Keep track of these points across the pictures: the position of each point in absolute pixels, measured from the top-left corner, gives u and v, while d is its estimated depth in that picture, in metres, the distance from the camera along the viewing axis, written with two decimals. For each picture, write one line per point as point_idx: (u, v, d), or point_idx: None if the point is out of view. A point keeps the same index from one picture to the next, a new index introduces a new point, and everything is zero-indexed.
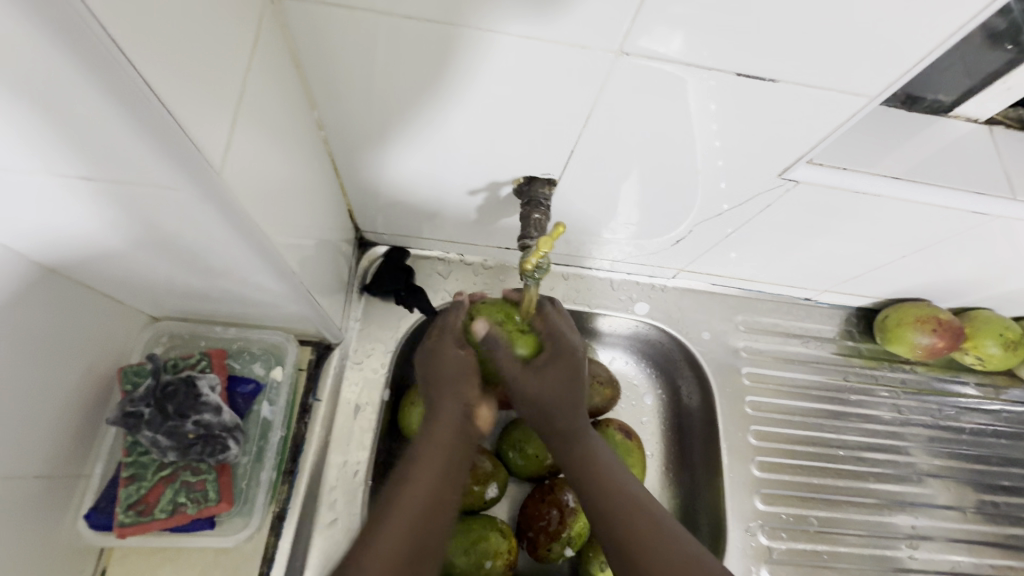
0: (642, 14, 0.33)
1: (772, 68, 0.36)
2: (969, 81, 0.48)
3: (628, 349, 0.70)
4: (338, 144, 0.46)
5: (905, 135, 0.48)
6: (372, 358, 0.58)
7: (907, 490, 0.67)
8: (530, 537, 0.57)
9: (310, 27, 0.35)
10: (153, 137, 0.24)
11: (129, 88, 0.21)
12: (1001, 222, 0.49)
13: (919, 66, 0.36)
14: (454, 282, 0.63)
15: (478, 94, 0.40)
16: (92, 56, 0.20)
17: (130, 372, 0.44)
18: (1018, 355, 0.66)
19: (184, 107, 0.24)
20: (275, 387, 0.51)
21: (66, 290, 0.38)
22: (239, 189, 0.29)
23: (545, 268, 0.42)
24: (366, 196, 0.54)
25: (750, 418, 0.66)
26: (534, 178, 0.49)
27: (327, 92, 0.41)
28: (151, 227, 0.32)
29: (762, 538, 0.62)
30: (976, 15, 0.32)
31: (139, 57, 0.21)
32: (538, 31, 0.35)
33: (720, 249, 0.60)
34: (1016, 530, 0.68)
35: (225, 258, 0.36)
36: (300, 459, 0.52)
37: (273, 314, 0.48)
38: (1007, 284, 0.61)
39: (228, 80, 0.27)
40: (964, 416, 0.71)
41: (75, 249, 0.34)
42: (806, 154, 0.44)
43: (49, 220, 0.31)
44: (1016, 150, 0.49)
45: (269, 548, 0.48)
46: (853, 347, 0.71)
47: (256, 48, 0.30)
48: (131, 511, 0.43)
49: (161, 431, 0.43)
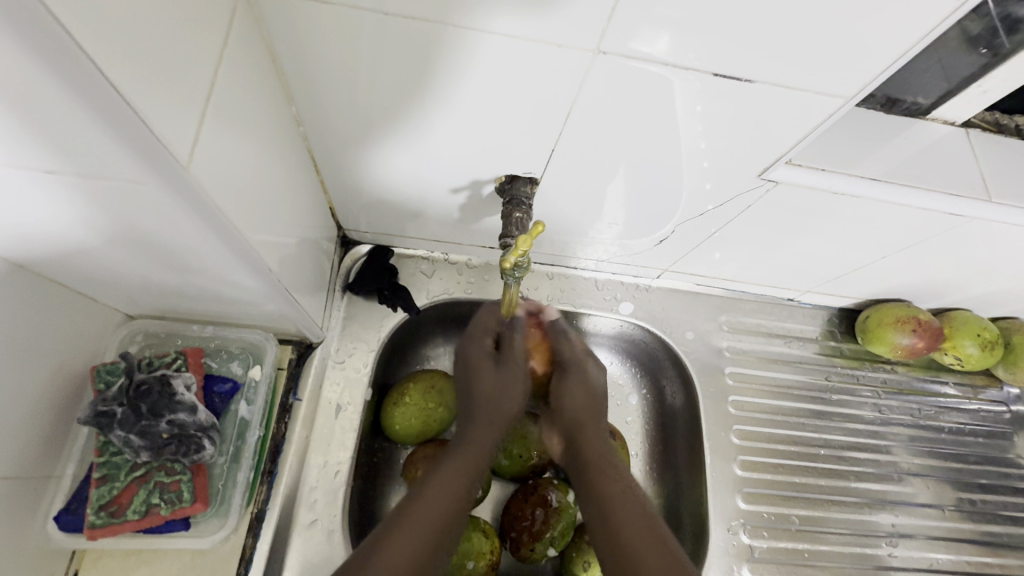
0: (621, 12, 0.33)
1: (750, 69, 0.37)
2: (946, 84, 0.49)
3: (613, 349, 0.71)
4: (318, 141, 0.46)
5: (883, 137, 0.49)
6: (355, 358, 0.57)
7: (887, 489, 0.68)
8: (512, 537, 0.57)
9: (285, 21, 0.35)
10: (116, 131, 0.23)
11: (88, 79, 0.21)
12: (978, 223, 0.49)
13: (893, 68, 0.36)
14: (438, 281, 0.63)
15: (458, 91, 0.40)
16: (50, 47, 0.20)
17: (103, 372, 0.44)
18: (996, 355, 0.67)
19: (149, 103, 0.23)
20: (253, 387, 0.50)
21: (37, 289, 0.37)
22: (210, 184, 0.29)
23: (524, 267, 0.43)
24: (348, 194, 0.53)
25: (733, 418, 0.67)
26: (516, 177, 0.49)
27: (306, 88, 0.40)
28: (123, 224, 0.31)
29: (744, 536, 0.62)
30: (947, 17, 0.32)
31: (97, 50, 0.20)
32: (518, 30, 0.35)
33: (704, 249, 0.60)
34: (994, 528, 0.69)
35: (198, 256, 0.35)
36: (279, 459, 0.51)
37: (251, 312, 0.47)
38: (985, 285, 0.62)
39: (197, 75, 0.27)
40: (943, 415, 0.72)
41: (45, 246, 0.34)
42: (785, 155, 0.44)
43: (16, 217, 0.30)
44: (992, 153, 0.50)
45: (246, 550, 0.47)
46: (835, 347, 0.72)
47: (228, 42, 0.30)
48: (103, 512, 0.42)
49: (134, 431, 0.42)
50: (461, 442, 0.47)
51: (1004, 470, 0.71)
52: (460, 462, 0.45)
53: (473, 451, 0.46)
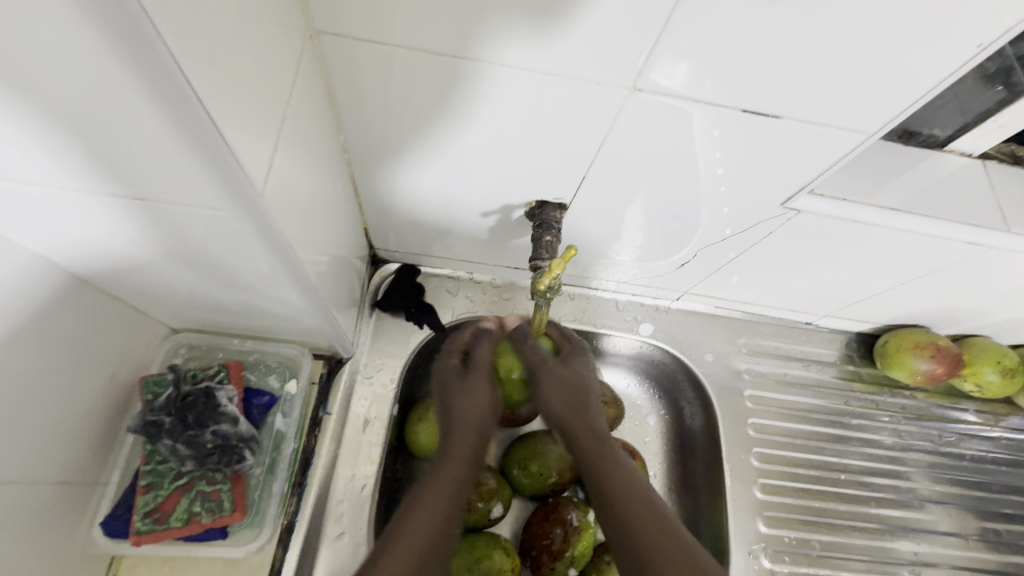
0: (658, 51, 0.35)
1: (775, 106, 0.39)
2: (962, 118, 0.50)
3: (631, 369, 0.71)
4: (360, 166, 0.49)
5: (901, 168, 0.50)
6: (382, 374, 0.59)
7: (909, 516, 0.68)
8: (533, 556, 0.58)
9: (344, 58, 0.38)
10: (208, 164, 0.25)
11: (194, 118, 0.23)
12: (997, 253, 0.50)
13: (915, 106, 0.38)
14: (463, 299, 0.65)
15: (495, 122, 0.42)
16: (165, 89, 0.22)
17: (151, 383, 0.46)
18: (1016, 382, 0.68)
19: (237, 136, 0.25)
20: (289, 400, 0.52)
21: (95, 301, 0.39)
22: (275, 210, 0.31)
23: (556, 289, 0.44)
24: (382, 215, 0.56)
25: (752, 440, 0.67)
26: (546, 203, 0.51)
27: (354, 118, 0.43)
28: (187, 242, 0.33)
29: (765, 560, 0.62)
30: (964, 63, 0.34)
31: (205, 94, 0.23)
32: (554, 64, 0.37)
33: (724, 272, 0.62)
34: (1018, 559, 0.68)
35: (251, 272, 0.37)
36: (310, 473, 0.52)
37: (290, 327, 0.49)
38: (1004, 312, 0.62)
39: (273, 112, 0.29)
40: (964, 442, 0.72)
41: (111, 262, 0.36)
42: (808, 185, 0.46)
43: (90, 234, 0.32)
44: (1009, 184, 0.51)
45: (276, 560, 0.48)
46: (854, 372, 0.72)
47: (295, 81, 0.33)
48: (148, 519, 0.44)
49: (180, 440, 0.44)
50: (449, 454, 0.45)
51: None
52: (448, 466, 0.44)
53: (454, 452, 0.45)
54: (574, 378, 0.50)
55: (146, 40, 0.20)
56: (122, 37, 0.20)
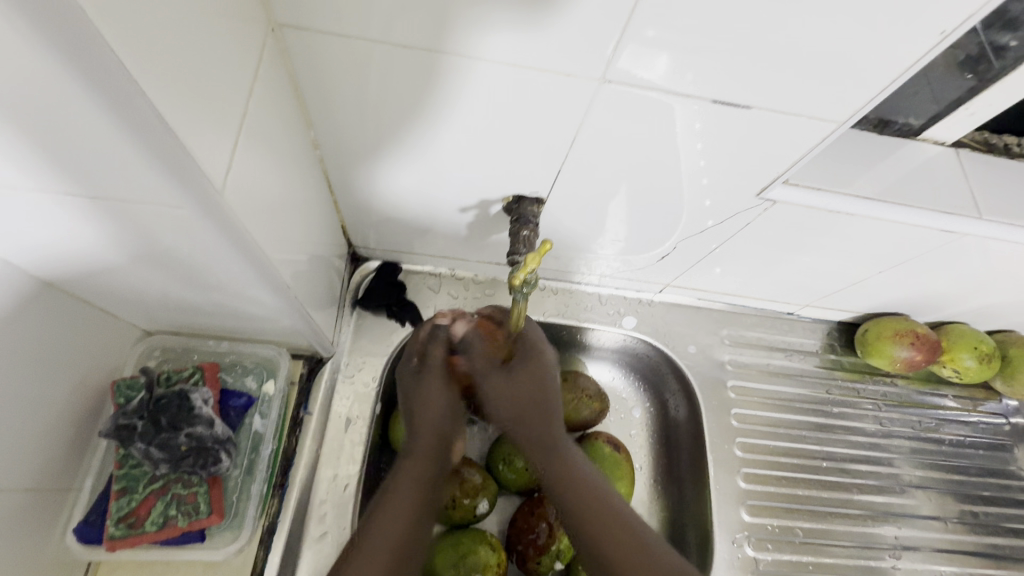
0: (626, 43, 0.35)
1: (747, 96, 0.39)
2: (935, 106, 0.51)
3: (615, 362, 0.72)
4: (333, 163, 0.48)
5: (875, 157, 0.51)
6: (364, 373, 0.58)
7: (890, 501, 0.69)
8: (519, 551, 0.58)
9: (309, 52, 0.37)
10: (162, 161, 0.25)
11: (141, 114, 0.22)
12: (972, 239, 0.51)
13: (884, 94, 0.38)
14: (445, 296, 0.64)
15: (467, 116, 0.42)
16: (109, 85, 0.21)
17: (123, 387, 0.45)
18: (993, 367, 0.69)
19: (190, 132, 0.25)
20: (267, 401, 0.51)
21: (62, 304, 0.39)
22: (238, 208, 0.31)
23: (532, 284, 0.44)
24: (359, 213, 0.55)
25: (735, 431, 0.68)
26: (523, 197, 0.50)
27: (325, 114, 0.42)
28: (149, 243, 0.33)
29: (748, 549, 0.63)
30: (928, 52, 0.35)
31: (154, 88, 0.22)
32: (524, 57, 0.36)
33: (705, 264, 0.62)
34: (997, 540, 0.69)
35: (219, 272, 0.36)
36: (291, 473, 0.52)
37: (266, 328, 0.49)
38: (980, 299, 0.63)
39: (232, 108, 0.29)
40: (944, 427, 0.73)
41: (74, 265, 0.35)
42: (782, 175, 0.46)
43: (49, 236, 0.32)
44: (982, 171, 0.52)
45: (258, 562, 0.48)
46: (835, 360, 0.73)
47: (257, 76, 0.32)
48: (122, 524, 0.43)
49: (154, 444, 0.44)
50: (408, 462, 0.46)
51: (1004, 481, 0.72)
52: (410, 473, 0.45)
53: (414, 461, 0.46)
54: (528, 380, 0.48)
55: (82, 33, 0.19)
56: (58, 31, 0.19)
